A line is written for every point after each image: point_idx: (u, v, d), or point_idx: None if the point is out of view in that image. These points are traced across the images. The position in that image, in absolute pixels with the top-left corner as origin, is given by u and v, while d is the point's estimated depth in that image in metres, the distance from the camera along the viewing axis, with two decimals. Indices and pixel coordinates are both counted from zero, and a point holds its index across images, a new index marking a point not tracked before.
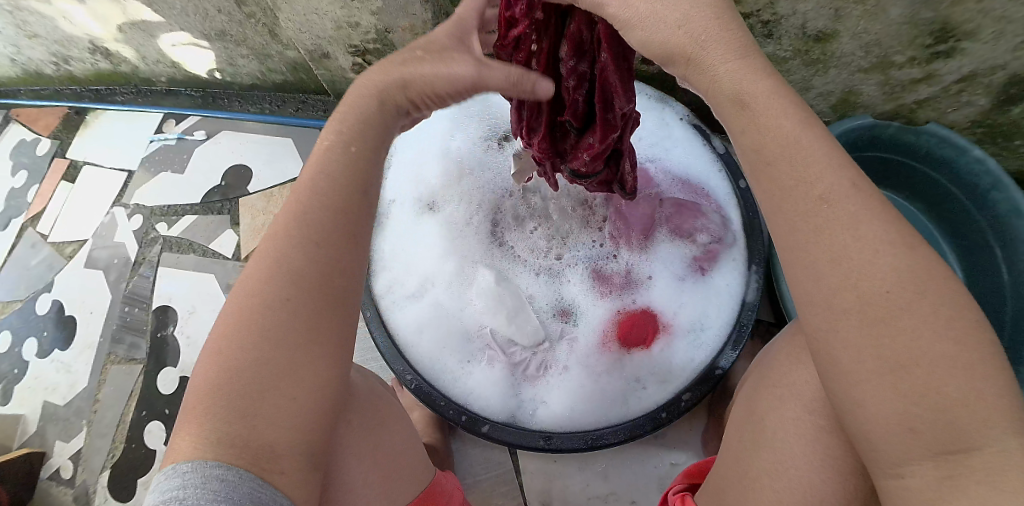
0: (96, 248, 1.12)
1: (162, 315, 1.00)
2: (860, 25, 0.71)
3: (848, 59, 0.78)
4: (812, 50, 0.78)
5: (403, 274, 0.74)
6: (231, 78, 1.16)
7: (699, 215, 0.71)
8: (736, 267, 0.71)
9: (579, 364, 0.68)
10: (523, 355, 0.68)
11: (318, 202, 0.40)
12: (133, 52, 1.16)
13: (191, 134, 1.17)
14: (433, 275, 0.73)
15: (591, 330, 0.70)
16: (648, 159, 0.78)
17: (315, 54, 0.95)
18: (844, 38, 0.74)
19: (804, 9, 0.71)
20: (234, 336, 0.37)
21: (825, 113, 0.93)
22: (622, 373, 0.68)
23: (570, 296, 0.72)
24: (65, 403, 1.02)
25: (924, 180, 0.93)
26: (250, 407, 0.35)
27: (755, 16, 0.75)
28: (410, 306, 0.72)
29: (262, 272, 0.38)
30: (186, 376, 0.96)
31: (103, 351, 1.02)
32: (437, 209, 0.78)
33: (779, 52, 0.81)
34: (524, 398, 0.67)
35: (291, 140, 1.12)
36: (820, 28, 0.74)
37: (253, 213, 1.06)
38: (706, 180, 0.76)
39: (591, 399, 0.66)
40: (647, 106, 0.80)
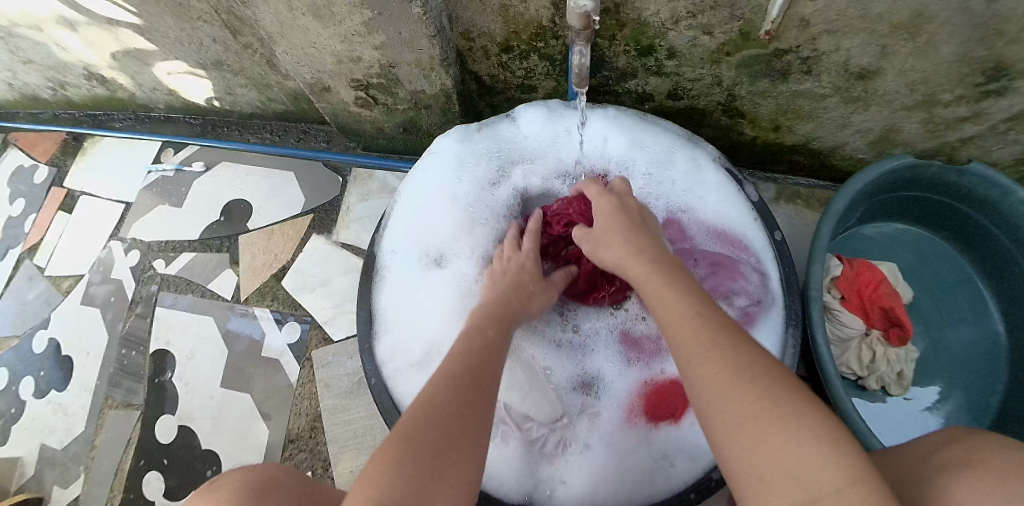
0: (94, 283, 1.09)
1: (160, 360, 0.97)
2: (909, 63, 0.65)
3: (892, 96, 0.71)
4: (853, 87, 0.71)
5: (408, 339, 0.71)
6: (230, 107, 1.11)
7: (737, 278, 0.69)
8: (776, 336, 0.65)
9: (601, 440, 0.65)
10: (539, 430, 0.65)
11: (483, 333, 0.56)
12: (130, 80, 1.11)
13: (189, 165, 1.13)
14: (439, 340, 0.70)
15: (616, 403, 0.67)
16: (681, 208, 0.76)
17: (314, 87, 0.88)
18: (889, 76, 0.68)
19: (849, 45, 0.64)
20: (419, 418, 0.44)
21: (861, 150, 0.85)
22: (649, 449, 0.63)
23: (595, 366, 0.71)
24: (62, 447, 0.99)
25: (966, 220, 0.87)
26: (424, 478, 0.40)
27: (793, 51, 0.68)
28: (415, 374, 0.68)
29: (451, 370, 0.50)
30: (183, 425, 0.92)
31: (100, 394, 0.99)
32: (446, 264, 0.76)
33: (816, 89, 0.73)
34: (541, 477, 0.63)
35: (292, 173, 1.07)
36: (864, 65, 0.67)
37: (253, 251, 1.02)
38: (738, 229, 0.72)
39: (615, 482, 0.62)
40: (678, 151, 0.77)
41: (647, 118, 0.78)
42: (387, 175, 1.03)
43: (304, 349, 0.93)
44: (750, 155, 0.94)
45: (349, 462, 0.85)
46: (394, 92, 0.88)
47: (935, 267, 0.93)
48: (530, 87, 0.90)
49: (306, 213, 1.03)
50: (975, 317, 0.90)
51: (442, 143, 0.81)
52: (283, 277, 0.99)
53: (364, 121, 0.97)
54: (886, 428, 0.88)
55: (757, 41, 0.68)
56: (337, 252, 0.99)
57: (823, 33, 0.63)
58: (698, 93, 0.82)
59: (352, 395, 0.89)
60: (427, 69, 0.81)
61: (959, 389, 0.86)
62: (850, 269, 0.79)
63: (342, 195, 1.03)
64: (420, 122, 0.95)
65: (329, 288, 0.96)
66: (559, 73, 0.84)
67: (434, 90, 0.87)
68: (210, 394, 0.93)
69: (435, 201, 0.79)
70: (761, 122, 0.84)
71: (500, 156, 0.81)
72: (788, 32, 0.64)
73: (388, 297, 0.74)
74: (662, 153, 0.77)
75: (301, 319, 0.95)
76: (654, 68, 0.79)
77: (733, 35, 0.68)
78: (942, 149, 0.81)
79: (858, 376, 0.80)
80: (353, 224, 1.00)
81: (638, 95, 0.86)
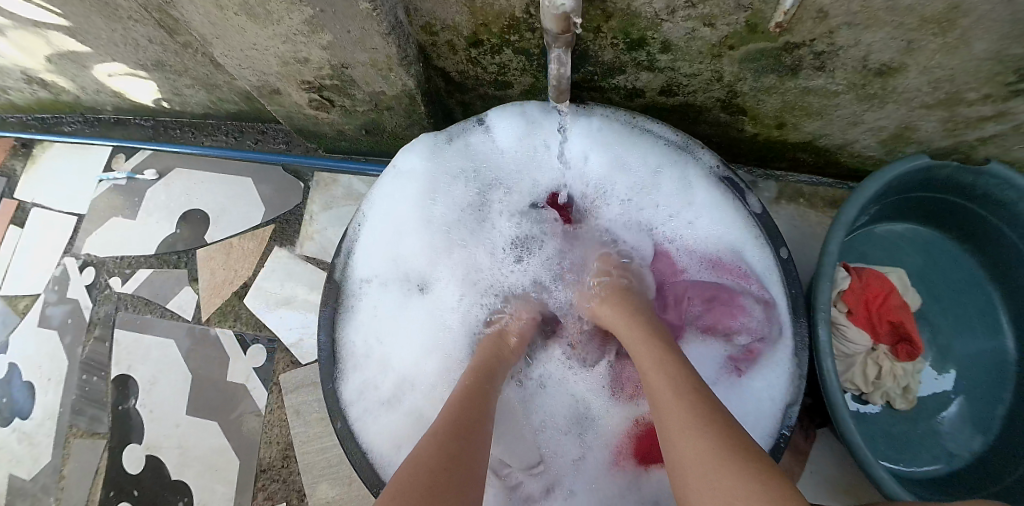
0: (50, 304, 1.03)
1: (122, 386, 0.95)
2: (935, 59, 0.62)
3: (912, 94, 0.69)
4: (870, 84, 0.69)
5: (377, 374, 0.70)
6: (180, 108, 1.02)
7: (737, 313, 0.68)
8: (780, 373, 0.64)
9: (586, 487, 0.63)
10: (520, 477, 0.63)
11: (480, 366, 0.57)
12: (70, 83, 1.01)
13: (141, 173, 1.04)
14: (412, 380, 0.70)
15: (603, 444, 0.65)
16: (681, 235, 0.73)
17: (263, 90, 0.78)
18: (912, 73, 0.65)
19: (870, 40, 0.61)
20: (431, 445, 0.42)
21: (871, 148, 0.85)
22: (639, 495, 0.61)
23: (584, 402, 0.67)
24: (30, 477, 0.95)
25: (980, 225, 0.85)
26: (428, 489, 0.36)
27: (807, 46, 0.63)
28: (385, 413, 0.68)
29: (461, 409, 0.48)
30: (151, 454, 0.91)
31: (64, 423, 0.95)
32: (428, 290, 0.74)
33: (829, 85, 0.71)
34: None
35: (251, 179, 0.99)
36: (886, 60, 0.64)
37: (213, 267, 0.96)
38: (742, 253, 0.69)
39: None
40: (673, 155, 0.71)
41: (631, 125, 0.71)
42: (353, 180, 0.95)
43: (271, 373, 0.89)
44: (748, 153, 0.94)
45: (325, 492, 0.84)
46: (350, 94, 0.76)
47: (946, 271, 0.91)
48: (506, 83, 0.77)
49: (267, 225, 0.96)
50: (986, 326, 0.88)
51: (407, 160, 0.73)
52: (245, 295, 0.93)
53: (323, 124, 0.87)
54: (892, 444, 0.85)
55: (765, 34, 0.63)
56: (302, 266, 0.93)
57: (841, 27, 0.59)
58: (695, 90, 0.78)
59: (324, 423, 0.86)
60: (385, 70, 0.69)
61: (964, 397, 0.85)
62: (859, 282, 0.81)
63: (305, 203, 0.95)
64: (385, 124, 0.84)
65: (295, 306, 0.91)
66: (539, 68, 0.71)
67: (395, 91, 0.74)
68: (176, 422, 0.92)
69: (409, 221, 0.75)
70: (765, 118, 0.82)
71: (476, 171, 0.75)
72: (802, 24, 0.60)
73: (356, 327, 0.71)
74: (652, 169, 0.72)
75: (267, 341, 0.91)
76: (646, 62, 0.73)
77: (740, 29, 0.63)
78: (960, 146, 0.80)
79: (863, 390, 0.83)
80: (318, 236, 0.94)
81: (628, 91, 0.81)
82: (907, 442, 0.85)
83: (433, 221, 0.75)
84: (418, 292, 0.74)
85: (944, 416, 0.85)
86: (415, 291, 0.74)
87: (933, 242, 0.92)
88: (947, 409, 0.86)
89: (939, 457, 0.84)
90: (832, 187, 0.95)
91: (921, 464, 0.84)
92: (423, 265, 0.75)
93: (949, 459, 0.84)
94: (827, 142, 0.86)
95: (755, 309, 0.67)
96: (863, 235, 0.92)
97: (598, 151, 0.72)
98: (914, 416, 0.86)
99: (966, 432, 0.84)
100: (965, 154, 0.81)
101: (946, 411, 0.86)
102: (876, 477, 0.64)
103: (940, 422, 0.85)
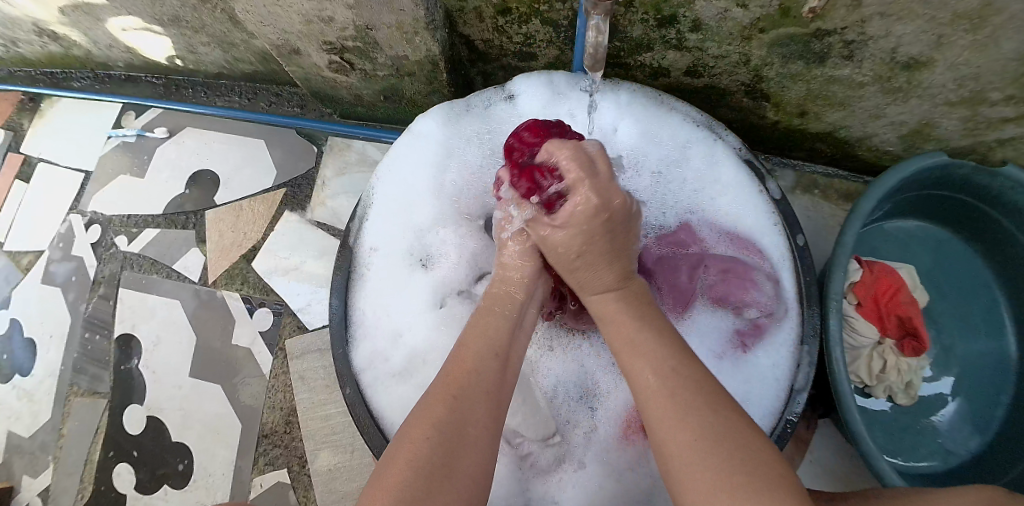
0: (54, 261, 1.02)
1: (125, 346, 0.94)
2: (963, 56, 0.61)
3: (936, 90, 0.69)
4: (896, 78, 0.68)
5: (386, 345, 0.68)
6: (194, 66, 1.00)
7: (749, 287, 0.65)
8: (789, 353, 0.64)
9: (597, 458, 0.63)
10: (531, 446, 0.64)
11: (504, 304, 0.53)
12: (82, 36, 0.99)
13: (152, 131, 1.03)
14: (422, 350, 0.68)
15: (612, 416, 0.65)
16: (691, 210, 0.72)
17: (281, 50, 0.76)
18: (938, 69, 0.64)
19: (901, 32, 0.60)
20: (450, 387, 0.44)
21: (890, 142, 0.84)
22: (646, 468, 0.62)
23: (594, 376, 0.67)
24: (29, 435, 0.94)
25: (991, 226, 0.84)
26: (442, 444, 0.39)
27: (837, 34, 0.62)
28: (395, 384, 0.66)
29: (464, 366, 0.46)
30: (152, 415, 0.90)
31: (64, 381, 0.95)
32: (434, 264, 0.72)
33: (855, 76, 0.70)
34: (534, 495, 0.61)
35: (263, 141, 0.98)
36: (914, 54, 0.63)
37: (221, 229, 0.95)
38: (757, 234, 0.69)
39: (611, 500, 0.60)
40: (694, 139, 0.72)
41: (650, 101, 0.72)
42: (367, 145, 0.94)
43: (277, 338, 0.89)
44: (767, 140, 0.93)
45: (328, 460, 0.83)
46: (371, 57, 0.75)
47: (952, 270, 0.90)
48: (531, 54, 0.75)
49: (278, 189, 0.95)
50: (989, 327, 0.88)
51: (428, 124, 0.74)
52: (253, 257, 0.92)
53: (340, 87, 0.85)
54: (891, 441, 0.85)
55: (797, 19, 0.61)
56: (311, 232, 0.92)
57: (874, 17, 0.58)
58: (721, 72, 0.77)
59: (329, 390, 0.86)
60: (409, 33, 0.68)
61: (963, 397, 0.86)
62: (870, 275, 0.80)
63: (317, 168, 0.94)
64: (403, 91, 0.83)
65: (304, 272, 0.91)
66: (565, 40, 0.70)
67: (419, 56, 0.73)
68: (178, 384, 0.91)
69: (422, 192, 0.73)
70: (787, 106, 0.81)
71: (495, 141, 0.74)
72: (835, 11, 0.58)
73: (365, 294, 0.70)
74: (678, 144, 0.72)
75: (273, 305, 0.90)
76: (674, 41, 0.72)
77: (772, 12, 0.61)
78: (980, 147, 0.79)
79: (866, 384, 0.83)
80: (329, 201, 0.93)
81: (653, 69, 0.80)
82: (905, 437, 0.85)
83: (447, 190, 0.74)
84: (422, 268, 0.72)
85: (942, 414, 0.86)
86: (419, 266, 0.71)
87: (942, 240, 0.92)
88: (946, 408, 0.86)
89: (937, 454, 0.84)
90: (847, 180, 0.95)
91: (919, 460, 0.84)
92: (431, 237, 0.72)
93: (946, 457, 0.84)
94: (846, 133, 0.85)
95: (766, 285, 0.65)
96: (874, 230, 0.92)
97: (624, 127, 0.73)
98: (914, 411, 0.86)
99: (964, 431, 0.84)
100: (982, 155, 0.81)
101: (944, 409, 0.86)
102: (879, 469, 0.64)
103: (939, 419, 0.85)
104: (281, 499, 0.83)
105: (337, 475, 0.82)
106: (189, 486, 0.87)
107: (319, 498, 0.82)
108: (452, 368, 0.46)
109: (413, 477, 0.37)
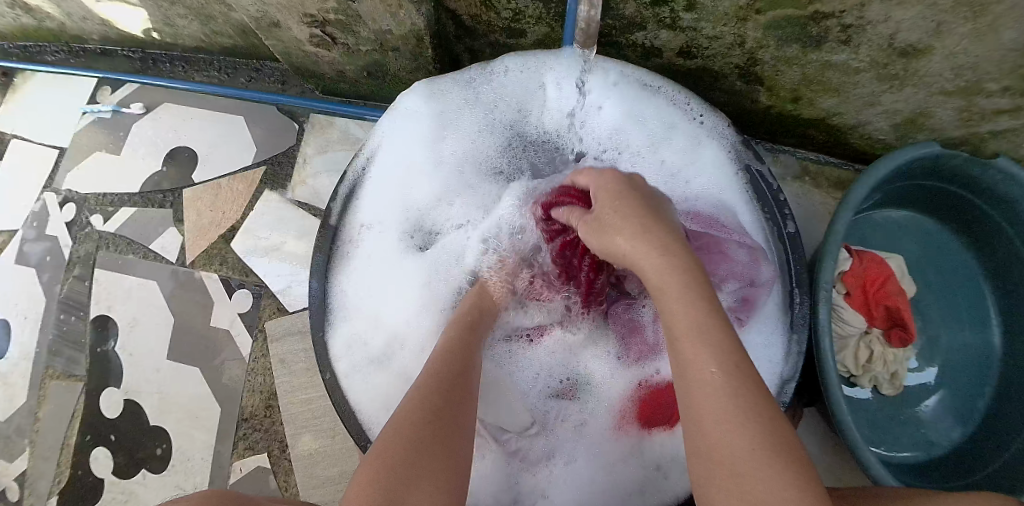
0: (27, 241, 0.99)
1: (102, 327, 0.92)
2: (963, 44, 0.60)
3: (933, 79, 0.67)
4: (892, 64, 0.67)
5: (366, 329, 0.68)
6: (172, 40, 0.97)
7: (721, 260, 0.64)
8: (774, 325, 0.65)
9: (589, 451, 0.63)
10: (518, 441, 0.63)
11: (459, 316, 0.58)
12: (54, 8, 0.94)
13: (128, 106, 1.00)
14: (404, 334, 0.68)
15: (606, 407, 0.65)
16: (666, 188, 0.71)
17: (261, 22, 0.73)
18: (936, 56, 0.63)
19: (900, 17, 0.58)
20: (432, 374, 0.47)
21: (883, 131, 0.83)
22: (640, 459, 0.61)
23: (584, 368, 0.67)
24: (4, 419, 0.92)
25: (978, 217, 0.84)
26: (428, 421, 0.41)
27: (835, 17, 0.60)
28: (374, 370, 0.67)
29: (439, 364, 0.49)
30: (130, 399, 0.89)
31: (39, 363, 0.92)
32: (433, 248, 0.72)
33: (851, 61, 0.68)
34: (524, 488, 0.62)
35: (243, 118, 0.95)
36: (912, 41, 0.61)
37: (200, 208, 0.93)
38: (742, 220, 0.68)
39: (602, 494, 0.61)
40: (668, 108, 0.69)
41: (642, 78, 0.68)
42: (350, 123, 0.92)
43: (257, 320, 0.87)
44: (759, 125, 0.92)
45: (309, 444, 0.82)
46: (354, 31, 0.71)
47: (938, 260, 0.90)
48: (519, 31, 0.73)
49: (259, 166, 0.93)
50: (974, 319, 0.87)
51: (411, 107, 0.71)
52: (232, 238, 0.90)
53: (322, 63, 0.83)
54: (875, 432, 0.85)
55: (795, 1, 0.59)
56: (293, 212, 0.90)
57: (874, 1, 0.56)
58: (715, 53, 0.75)
59: (310, 374, 0.84)
60: (393, 7, 0.64)
61: (946, 388, 0.86)
62: (860, 265, 0.80)
63: (299, 145, 0.92)
64: (387, 66, 0.80)
65: (284, 252, 0.88)
66: (555, 17, 0.68)
67: (403, 31, 0.70)
68: (156, 367, 0.89)
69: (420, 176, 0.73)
70: (781, 91, 0.80)
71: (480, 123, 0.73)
72: None
73: (349, 280, 0.69)
74: (661, 128, 0.70)
75: (254, 286, 0.88)
76: (668, 20, 0.70)
77: None
78: (972, 138, 0.78)
79: (852, 373, 0.83)
80: (311, 181, 0.90)
81: (646, 49, 0.78)
82: (890, 428, 0.85)
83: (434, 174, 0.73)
84: (417, 252, 0.72)
85: (925, 405, 0.86)
86: (414, 249, 0.72)
87: (930, 232, 0.91)
88: (928, 399, 0.86)
89: (919, 445, 0.85)
90: (837, 168, 0.94)
91: (901, 450, 0.84)
92: (435, 214, 0.73)
93: (928, 447, 0.84)
94: (838, 121, 0.84)
95: (744, 249, 0.64)
96: (863, 219, 0.91)
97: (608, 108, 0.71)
98: (899, 402, 0.86)
99: (947, 422, 0.85)
100: (974, 146, 0.80)
101: (929, 399, 0.86)
102: (864, 460, 0.63)
103: (922, 410, 0.86)
104: (261, 484, 0.82)
105: (319, 459, 0.81)
106: (168, 470, 0.85)
107: (300, 482, 0.81)
108: (422, 381, 0.46)
109: (408, 452, 0.38)
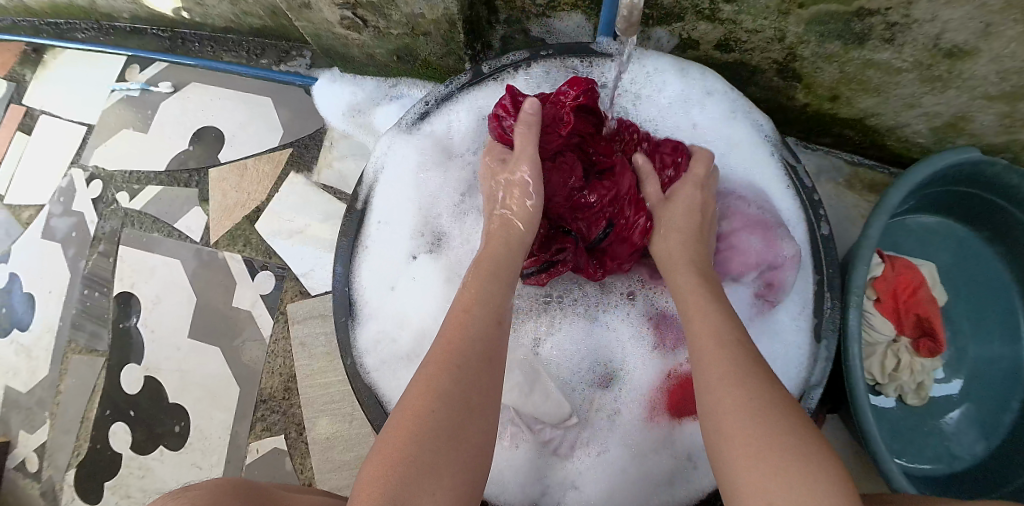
0: (55, 216, 1.00)
1: (125, 304, 0.93)
2: (1011, 48, 0.57)
3: (977, 82, 0.65)
4: (936, 66, 0.64)
5: (392, 326, 0.67)
6: (201, 19, 0.96)
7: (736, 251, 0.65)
8: (804, 302, 0.64)
9: (620, 441, 0.63)
10: (552, 432, 0.63)
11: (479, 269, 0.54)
12: None
13: (156, 85, 1.00)
14: (430, 331, 0.67)
15: (639, 394, 0.64)
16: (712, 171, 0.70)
17: (291, 3, 0.72)
18: (984, 59, 0.60)
19: (949, 17, 0.55)
20: (455, 345, 0.45)
21: (921, 134, 0.80)
22: (671, 449, 0.61)
23: (620, 355, 0.66)
24: (28, 390, 0.93)
25: (1013, 227, 0.81)
26: (446, 407, 0.40)
27: (881, 15, 0.58)
28: (404, 367, 0.65)
29: (460, 332, 0.46)
30: (150, 376, 0.89)
31: (62, 338, 0.93)
32: (444, 249, 0.70)
33: (894, 61, 0.66)
34: (553, 482, 0.62)
35: (270, 100, 0.95)
36: (960, 42, 0.59)
37: (224, 189, 0.93)
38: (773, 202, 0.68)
39: (633, 484, 0.60)
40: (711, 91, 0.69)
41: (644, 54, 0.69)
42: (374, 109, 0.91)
43: (278, 302, 0.87)
44: (794, 123, 0.89)
45: (326, 427, 0.82)
46: (385, 14, 0.70)
47: (970, 270, 0.87)
48: (553, 18, 0.72)
49: (284, 148, 0.92)
50: (1005, 331, 0.85)
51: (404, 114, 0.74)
52: (256, 218, 0.90)
53: (351, 46, 0.82)
54: (898, 443, 0.83)
55: None
56: (316, 195, 0.90)
57: None
58: (753, 48, 0.73)
59: (328, 358, 0.84)
60: None
61: (970, 400, 0.83)
62: (892, 271, 0.77)
63: (324, 128, 0.92)
64: (418, 51, 0.79)
65: (308, 235, 0.88)
66: (591, 5, 0.67)
67: (435, 15, 0.69)
68: (177, 345, 0.90)
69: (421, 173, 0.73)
70: (818, 88, 0.78)
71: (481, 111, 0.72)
72: None
73: (369, 268, 0.69)
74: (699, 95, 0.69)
75: (276, 268, 0.88)
76: (707, 11, 0.68)
77: None
78: (1013, 145, 0.76)
79: (877, 381, 0.80)
80: (335, 165, 0.90)
81: (682, 41, 0.77)
82: (912, 439, 0.83)
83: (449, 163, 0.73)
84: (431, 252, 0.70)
85: (949, 417, 0.83)
86: (426, 251, 0.70)
87: (963, 240, 0.88)
88: (954, 411, 0.83)
89: (942, 458, 0.82)
90: (873, 170, 0.92)
91: (923, 461, 0.82)
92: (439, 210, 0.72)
93: (951, 460, 0.82)
94: (875, 123, 0.81)
95: (755, 235, 0.64)
96: (895, 225, 0.88)
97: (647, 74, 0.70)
98: (924, 413, 0.84)
99: (971, 435, 0.82)
100: (1014, 154, 0.77)
101: (953, 411, 0.83)
102: (887, 470, 0.60)
103: (946, 422, 0.83)
104: (277, 466, 0.82)
105: (335, 443, 0.81)
106: (185, 447, 0.86)
107: (317, 465, 0.81)
108: (443, 353, 0.44)
109: (417, 447, 0.37)
